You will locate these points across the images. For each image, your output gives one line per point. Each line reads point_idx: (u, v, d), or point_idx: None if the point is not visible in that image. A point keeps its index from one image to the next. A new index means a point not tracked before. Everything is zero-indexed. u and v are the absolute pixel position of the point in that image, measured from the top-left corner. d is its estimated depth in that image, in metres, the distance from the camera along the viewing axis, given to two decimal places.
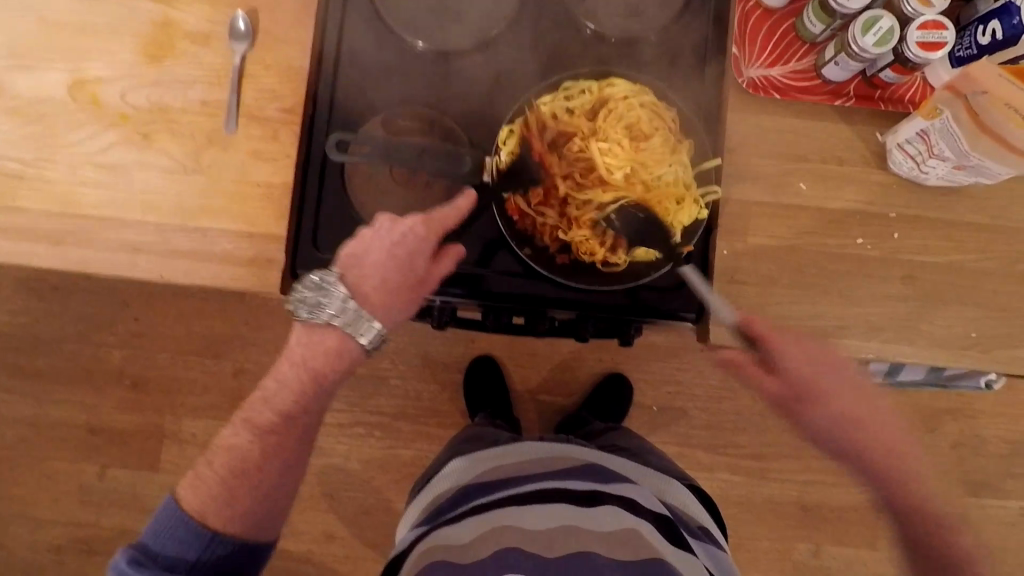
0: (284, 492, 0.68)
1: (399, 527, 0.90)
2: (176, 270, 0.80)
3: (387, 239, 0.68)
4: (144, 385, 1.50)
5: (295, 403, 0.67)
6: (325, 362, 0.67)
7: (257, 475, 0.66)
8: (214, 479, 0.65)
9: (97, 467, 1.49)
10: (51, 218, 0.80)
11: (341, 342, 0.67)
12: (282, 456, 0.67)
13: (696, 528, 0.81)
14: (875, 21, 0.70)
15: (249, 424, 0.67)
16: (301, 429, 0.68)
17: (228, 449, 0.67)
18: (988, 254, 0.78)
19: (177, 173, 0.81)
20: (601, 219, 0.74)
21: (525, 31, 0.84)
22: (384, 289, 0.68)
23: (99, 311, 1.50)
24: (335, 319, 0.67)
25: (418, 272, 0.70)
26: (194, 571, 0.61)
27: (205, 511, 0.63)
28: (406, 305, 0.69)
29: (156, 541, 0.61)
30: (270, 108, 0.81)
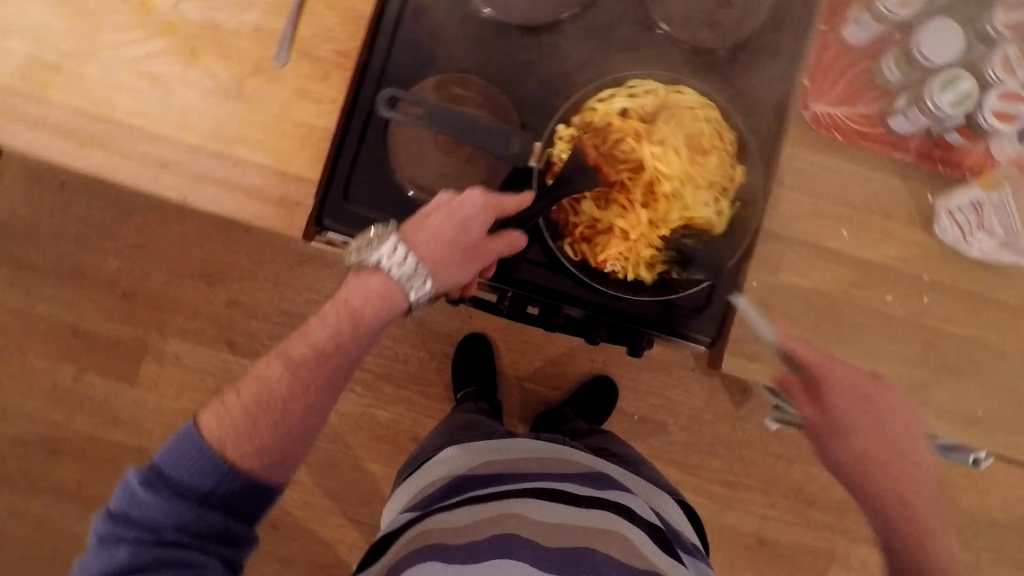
0: (303, 435, 0.65)
1: (387, 509, 0.94)
2: (201, 195, 0.78)
3: (447, 202, 0.68)
4: (134, 298, 1.49)
5: (332, 339, 0.66)
6: (368, 303, 0.66)
7: (282, 411, 0.64)
8: (239, 409, 0.63)
9: (73, 370, 1.48)
10: (81, 116, 0.78)
11: (386, 285, 0.67)
12: (309, 397, 0.65)
13: (689, 544, 0.84)
14: (956, 80, 0.69)
15: (284, 356, 0.66)
16: (332, 370, 0.66)
17: (259, 379, 0.65)
18: (1009, 335, 0.77)
19: (216, 95, 0.78)
20: (642, 229, 0.73)
21: (597, 19, 0.81)
22: (435, 245, 0.67)
23: (103, 216, 1.48)
24: (384, 262, 0.67)
25: (471, 239, 0.68)
26: (204, 503, 0.59)
27: (224, 442, 0.61)
28: (452, 269, 0.68)
29: (170, 466, 0.59)
30: (325, 48, 0.79)
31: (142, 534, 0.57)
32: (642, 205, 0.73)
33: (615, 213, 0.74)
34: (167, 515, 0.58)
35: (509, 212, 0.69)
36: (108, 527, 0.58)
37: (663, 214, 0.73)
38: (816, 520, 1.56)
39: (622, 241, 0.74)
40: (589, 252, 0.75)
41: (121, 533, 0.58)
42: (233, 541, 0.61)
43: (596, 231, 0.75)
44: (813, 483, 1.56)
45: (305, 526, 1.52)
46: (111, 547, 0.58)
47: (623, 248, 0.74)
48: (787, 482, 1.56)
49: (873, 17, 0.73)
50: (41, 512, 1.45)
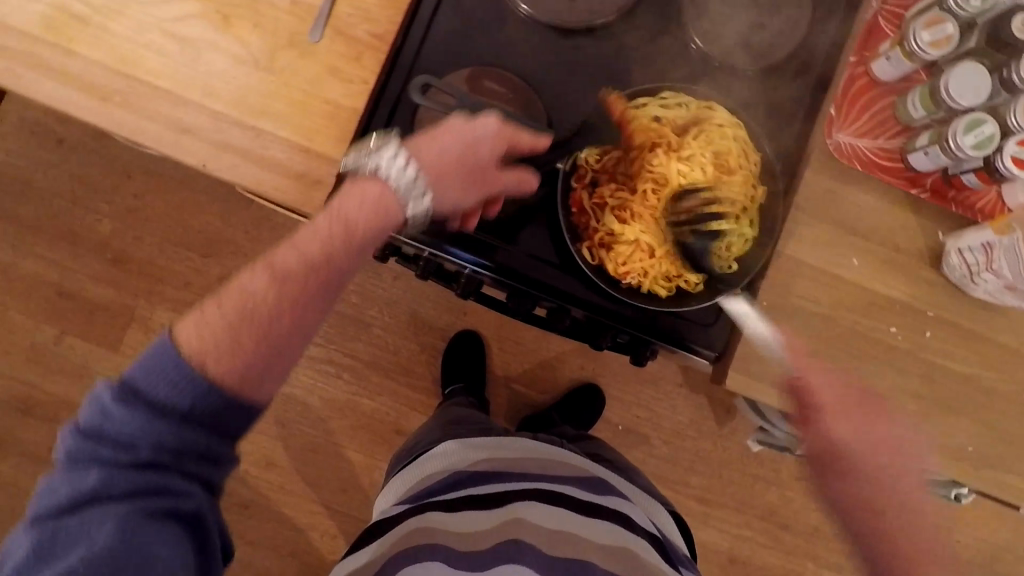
0: (292, 352, 0.58)
1: (379, 498, 0.95)
2: (220, 162, 0.77)
3: (455, 120, 0.66)
4: (126, 263, 1.46)
5: (323, 248, 0.60)
6: (367, 212, 0.62)
7: (269, 326, 0.56)
8: (220, 322, 0.55)
9: (55, 330, 1.45)
10: (103, 72, 0.76)
11: (382, 194, 0.63)
12: (299, 311, 0.58)
13: (682, 552, 0.86)
14: (979, 123, 0.71)
15: (271, 268, 0.58)
16: (326, 282, 0.60)
17: (243, 292, 0.57)
18: (1005, 375, 0.79)
19: (245, 64, 0.77)
20: (663, 240, 0.76)
21: (633, 27, 0.82)
22: (442, 161, 0.65)
23: (102, 177, 1.45)
24: (382, 170, 0.63)
25: (478, 163, 0.66)
26: (183, 421, 0.52)
27: (205, 356, 0.53)
28: (454, 185, 0.66)
29: (141, 381, 0.52)
30: (361, 29, 0.78)
31: (116, 453, 0.51)
32: (665, 216, 0.76)
33: (637, 222, 0.75)
34: (144, 432, 0.51)
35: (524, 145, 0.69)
36: (76, 442, 0.51)
37: (684, 228, 0.75)
38: (787, 544, 1.58)
39: (640, 250, 0.75)
40: (607, 258, 0.76)
41: (91, 450, 0.51)
42: (215, 461, 0.55)
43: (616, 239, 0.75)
44: (788, 507, 1.58)
45: (279, 509, 1.50)
46: (80, 468, 0.51)
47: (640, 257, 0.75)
48: (763, 504, 1.58)
49: (904, 53, 0.74)
50: (6, 474, 1.41)
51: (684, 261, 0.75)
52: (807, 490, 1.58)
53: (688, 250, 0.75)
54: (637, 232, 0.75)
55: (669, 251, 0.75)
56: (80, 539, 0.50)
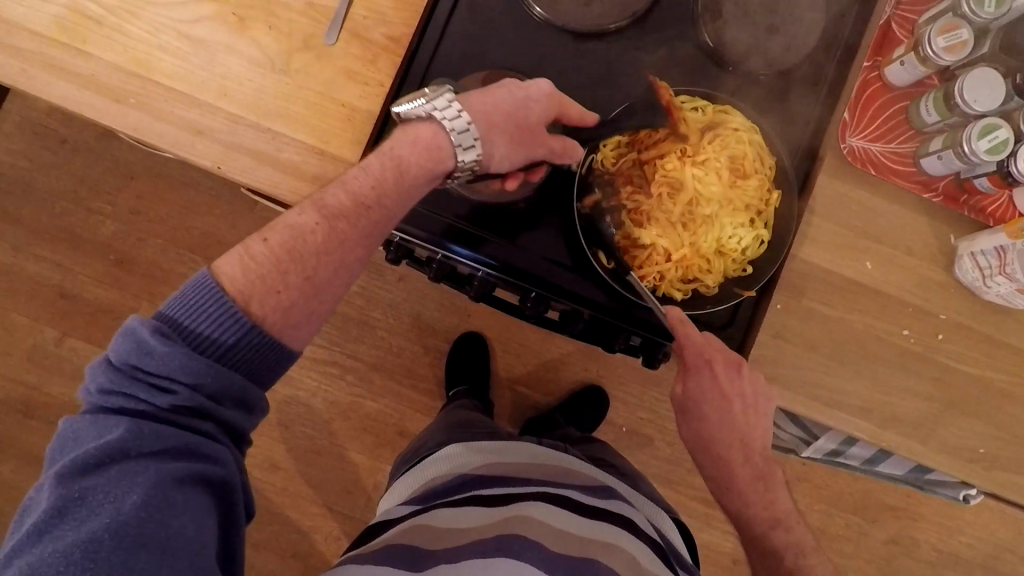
0: (330, 295, 0.61)
1: (383, 501, 0.95)
2: (234, 165, 0.77)
3: (510, 82, 0.70)
4: (128, 265, 1.45)
5: (374, 190, 0.64)
6: (416, 153, 0.65)
7: (313, 265, 0.60)
8: (267, 257, 0.58)
9: (57, 332, 1.44)
10: (117, 73, 0.76)
11: (433, 138, 0.66)
12: (344, 253, 0.61)
13: (685, 561, 0.85)
14: (994, 128, 0.71)
15: (318, 206, 0.61)
16: (366, 225, 0.63)
17: (290, 229, 0.60)
18: (1015, 378, 0.80)
19: (260, 66, 0.77)
20: (680, 242, 0.75)
21: (649, 31, 0.82)
22: (493, 109, 0.68)
23: (104, 178, 1.44)
24: (437, 112, 0.66)
25: (528, 117, 0.69)
26: (224, 359, 0.53)
27: (250, 293, 0.56)
28: (499, 137, 0.68)
29: (187, 316, 0.53)
30: (378, 32, 0.78)
31: (153, 397, 0.50)
32: (681, 218, 0.75)
33: (652, 224, 0.76)
34: (183, 374, 0.51)
35: (572, 114, 0.72)
36: (111, 383, 0.50)
37: (701, 231, 0.75)
38: None
39: (656, 252, 0.76)
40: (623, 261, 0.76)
41: (126, 394, 0.50)
42: (248, 409, 0.56)
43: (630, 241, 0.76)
44: None
45: (282, 512, 1.49)
46: (112, 416, 0.50)
47: (655, 259, 0.76)
48: None
49: (918, 58, 0.74)
50: (7, 477, 1.40)
51: (698, 263, 0.75)
52: None
53: (703, 253, 0.75)
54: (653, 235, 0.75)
55: (684, 253, 0.75)
56: (107, 497, 0.47)
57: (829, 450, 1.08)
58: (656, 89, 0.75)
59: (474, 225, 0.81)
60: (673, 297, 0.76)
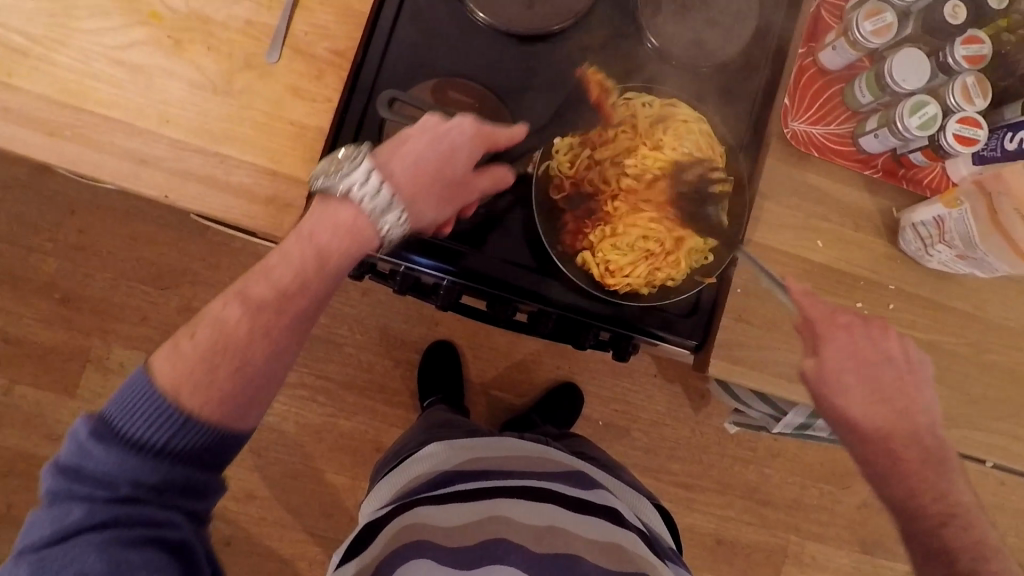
0: (269, 378, 0.58)
1: (363, 506, 0.93)
2: (182, 192, 0.75)
3: (426, 134, 0.64)
4: (77, 303, 1.39)
5: (297, 278, 0.59)
6: (338, 235, 0.60)
7: (244, 356, 0.56)
8: (194, 355, 0.55)
9: (4, 380, 1.37)
10: (48, 106, 0.73)
11: (356, 220, 0.60)
12: (271, 342, 0.57)
13: (666, 545, 0.88)
14: (922, 105, 0.75)
15: (243, 297, 0.57)
16: (298, 314, 0.59)
17: (214, 323, 0.56)
18: (964, 339, 0.84)
19: (201, 89, 0.75)
20: (644, 236, 0.76)
21: (592, 31, 0.83)
22: (416, 172, 0.63)
23: (43, 214, 1.38)
24: (355, 190, 0.60)
25: (455, 172, 0.65)
26: (159, 456, 0.53)
27: (181, 392, 0.54)
28: (427, 203, 0.64)
29: (121, 415, 0.52)
30: (321, 46, 0.77)
31: (94, 488, 0.51)
32: (643, 214, 0.77)
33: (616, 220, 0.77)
34: (120, 468, 0.51)
35: (499, 145, 0.68)
36: (57, 482, 0.51)
37: (661, 223, 0.77)
38: (769, 519, 1.63)
39: (622, 248, 0.77)
40: (591, 257, 0.78)
41: (68, 489, 0.51)
42: (198, 492, 0.55)
43: (595, 239, 0.78)
44: (766, 483, 1.63)
45: (262, 542, 1.45)
46: (62, 504, 0.51)
47: (629, 253, 0.77)
48: (743, 483, 1.62)
49: (849, 42, 0.78)
50: None
51: (666, 256, 0.77)
52: (782, 465, 1.63)
53: (667, 245, 0.77)
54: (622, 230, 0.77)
55: (657, 246, 0.77)
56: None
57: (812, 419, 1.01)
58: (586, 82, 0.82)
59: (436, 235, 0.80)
60: (642, 293, 0.79)
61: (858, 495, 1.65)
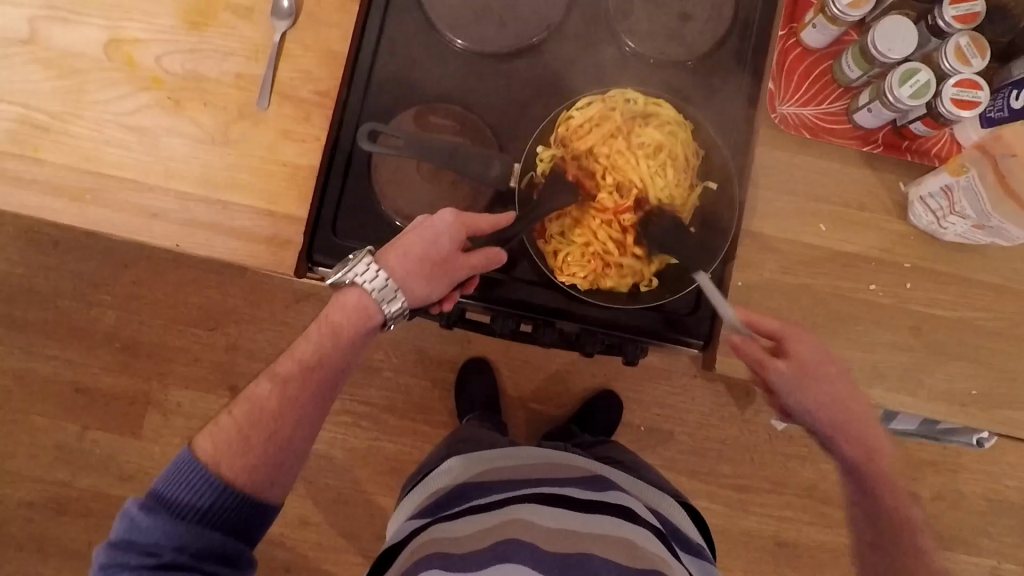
0: (295, 448, 0.66)
1: (392, 519, 0.95)
2: (191, 240, 0.79)
3: (418, 222, 0.71)
4: (134, 350, 1.49)
5: (315, 354, 0.68)
6: (346, 316, 0.69)
7: (273, 426, 0.65)
8: (231, 428, 0.64)
9: (76, 427, 1.48)
10: (71, 174, 0.80)
11: (361, 299, 0.69)
12: (297, 411, 0.66)
13: (693, 543, 0.85)
14: (913, 73, 0.71)
15: (271, 375, 0.68)
16: (317, 386, 0.68)
17: (248, 399, 0.66)
18: (998, 313, 0.78)
19: (203, 142, 0.80)
20: (595, 235, 0.77)
21: (566, 40, 0.84)
22: (405, 256, 0.69)
23: (96, 270, 1.49)
24: (358, 278, 0.69)
25: (440, 253, 0.69)
26: (202, 521, 0.59)
27: (219, 460, 0.62)
28: (420, 275, 0.69)
29: (170, 488, 0.59)
30: (306, 89, 0.81)
31: (142, 559, 0.56)
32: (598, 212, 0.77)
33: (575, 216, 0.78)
34: (167, 535, 0.57)
35: (484, 224, 0.71)
36: (110, 557, 0.56)
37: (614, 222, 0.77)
38: (833, 518, 1.55)
39: (573, 246, 0.78)
40: (543, 249, 0.78)
41: (121, 564, 0.56)
42: (233, 563, 0.60)
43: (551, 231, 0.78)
44: (826, 480, 1.55)
45: (319, 566, 1.50)
46: None
47: (572, 254, 0.77)
48: (801, 481, 1.55)
49: (828, 19, 0.75)
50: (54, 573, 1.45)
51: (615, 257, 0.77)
52: None
53: (617, 245, 0.77)
54: (566, 228, 0.78)
55: (599, 249, 0.77)
56: None
57: None
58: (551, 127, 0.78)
59: None
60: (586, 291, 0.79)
61: None
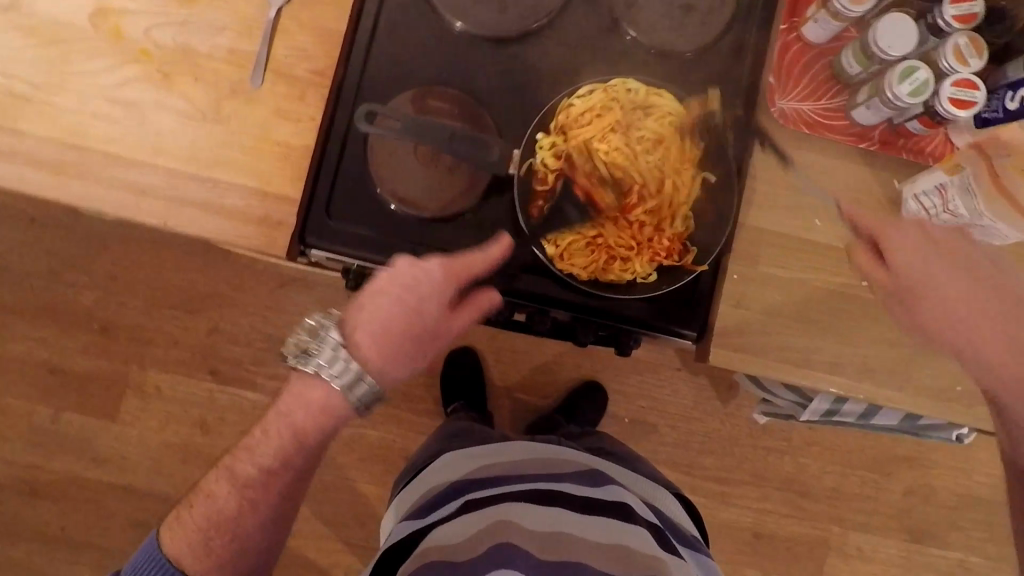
0: (264, 541, 0.66)
1: (388, 516, 0.95)
2: (179, 219, 0.77)
3: (389, 287, 0.63)
4: (112, 332, 1.45)
5: (278, 458, 0.64)
6: (309, 418, 0.63)
7: (235, 529, 0.63)
8: (193, 528, 0.63)
9: (51, 410, 1.44)
10: (55, 147, 0.77)
11: (329, 398, 0.62)
12: (261, 513, 0.64)
13: (688, 535, 0.86)
14: (914, 70, 0.71)
15: (233, 473, 0.64)
16: (283, 486, 0.65)
17: (210, 497, 0.64)
18: None
19: (192, 118, 0.78)
20: (592, 227, 0.77)
21: (566, 27, 0.83)
22: (383, 336, 0.63)
23: (73, 249, 1.44)
24: (323, 371, 0.61)
25: (425, 325, 0.64)
26: None
27: (181, 562, 0.62)
28: (401, 364, 0.63)
29: None
30: (301, 68, 0.79)
31: None
32: (597, 203, 0.77)
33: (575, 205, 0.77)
34: None
35: (472, 275, 0.67)
36: None
37: (613, 215, 0.77)
38: (810, 511, 1.58)
39: (572, 235, 0.77)
40: (542, 236, 0.77)
41: None
42: None
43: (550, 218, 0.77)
44: (804, 474, 1.58)
45: (300, 553, 1.49)
46: None
47: (573, 246, 0.76)
48: (780, 474, 1.58)
49: (830, 14, 0.75)
50: (26, 557, 1.42)
51: (614, 249, 0.76)
52: (819, 454, 1.58)
53: (617, 237, 0.76)
54: (568, 219, 0.76)
55: (602, 242, 0.76)
56: None
57: (825, 411, 1.09)
58: (552, 113, 0.77)
59: (425, 242, 0.81)
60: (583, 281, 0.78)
61: (905, 482, 1.58)
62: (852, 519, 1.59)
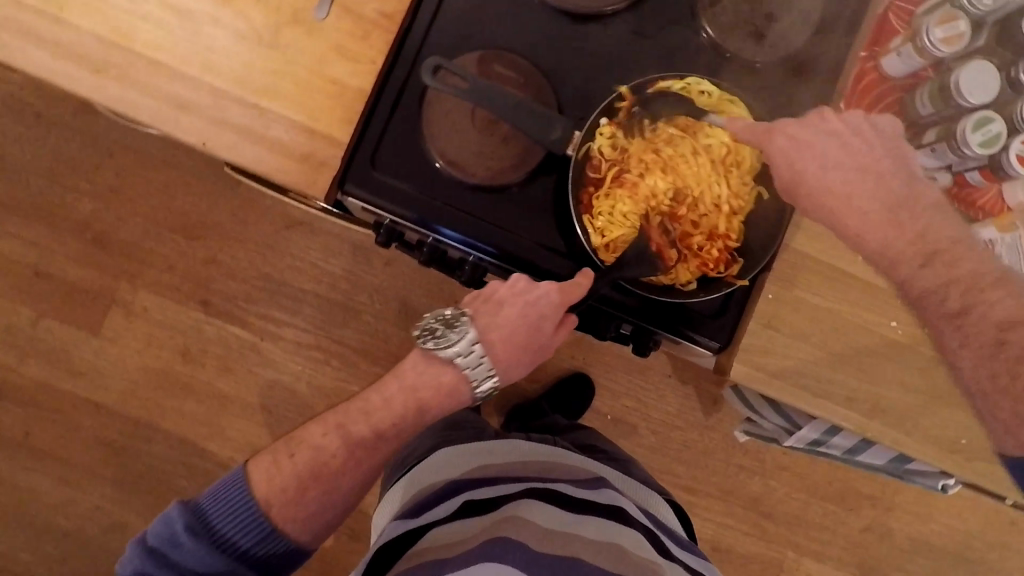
0: (344, 501, 0.72)
1: (376, 514, 0.89)
2: (219, 142, 0.75)
3: (520, 298, 0.73)
4: (106, 244, 1.41)
5: (393, 424, 0.73)
6: (434, 396, 0.74)
7: (331, 483, 0.70)
8: (290, 474, 0.69)
9: (31, 313, 1.40)
10: (97, 44, 0.73)
11: (456, 382, 0.75)
12: (356, 476, 0.72)
13: (681, 537, 0.86)
14: (987, 121, 0.72)
15: (343, 431, 0.72)
16: (383, 454, 0.74)
17: (312, 449, 0.71)
18: None
19: (246, 39, 0.75)
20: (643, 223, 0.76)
21: (646, 15, 0.81)
22: (507, 342, 0.74)
23: (78, 153, 1.39)
24: (459, 358, 0.73)
25: (541, 338, 0.74)
26: (240, 559, 0.65)
27: (271, 503, 0.68)
28: (516, 371, 0.76)
29: (217, 515, 0.65)
30: (370, 8, 0.77)
31: None
32: (651, 200, 0.76)
33: (628, 198, 0.75)
34: (206, 563, 0.63)
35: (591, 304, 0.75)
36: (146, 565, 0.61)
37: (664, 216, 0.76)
38: (769, 532, 1.61)
39: (620, 227, 0.75)
40: (590, 224, 0.75)
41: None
42: None
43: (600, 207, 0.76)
44: (770, 496, 1.61)
45: None
46: None
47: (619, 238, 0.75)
48: (747, 493, 1.60)
49: (915, 49, 0.75)
50: None
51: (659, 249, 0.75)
52: (788, 480, 1.60)
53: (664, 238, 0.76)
54: (619, 210, 0.75)
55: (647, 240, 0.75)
56: None
57: (811, 440, 1.09)
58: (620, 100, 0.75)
59: (471, 210, 0.78)
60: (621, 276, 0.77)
61: (864, 519, 1.62)
62: (808, 547, 1.62)
